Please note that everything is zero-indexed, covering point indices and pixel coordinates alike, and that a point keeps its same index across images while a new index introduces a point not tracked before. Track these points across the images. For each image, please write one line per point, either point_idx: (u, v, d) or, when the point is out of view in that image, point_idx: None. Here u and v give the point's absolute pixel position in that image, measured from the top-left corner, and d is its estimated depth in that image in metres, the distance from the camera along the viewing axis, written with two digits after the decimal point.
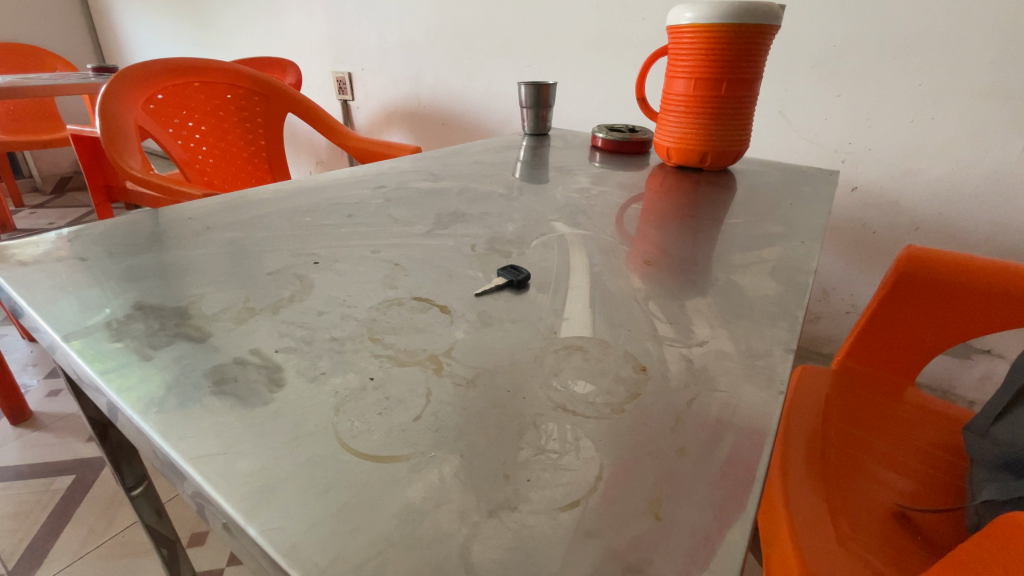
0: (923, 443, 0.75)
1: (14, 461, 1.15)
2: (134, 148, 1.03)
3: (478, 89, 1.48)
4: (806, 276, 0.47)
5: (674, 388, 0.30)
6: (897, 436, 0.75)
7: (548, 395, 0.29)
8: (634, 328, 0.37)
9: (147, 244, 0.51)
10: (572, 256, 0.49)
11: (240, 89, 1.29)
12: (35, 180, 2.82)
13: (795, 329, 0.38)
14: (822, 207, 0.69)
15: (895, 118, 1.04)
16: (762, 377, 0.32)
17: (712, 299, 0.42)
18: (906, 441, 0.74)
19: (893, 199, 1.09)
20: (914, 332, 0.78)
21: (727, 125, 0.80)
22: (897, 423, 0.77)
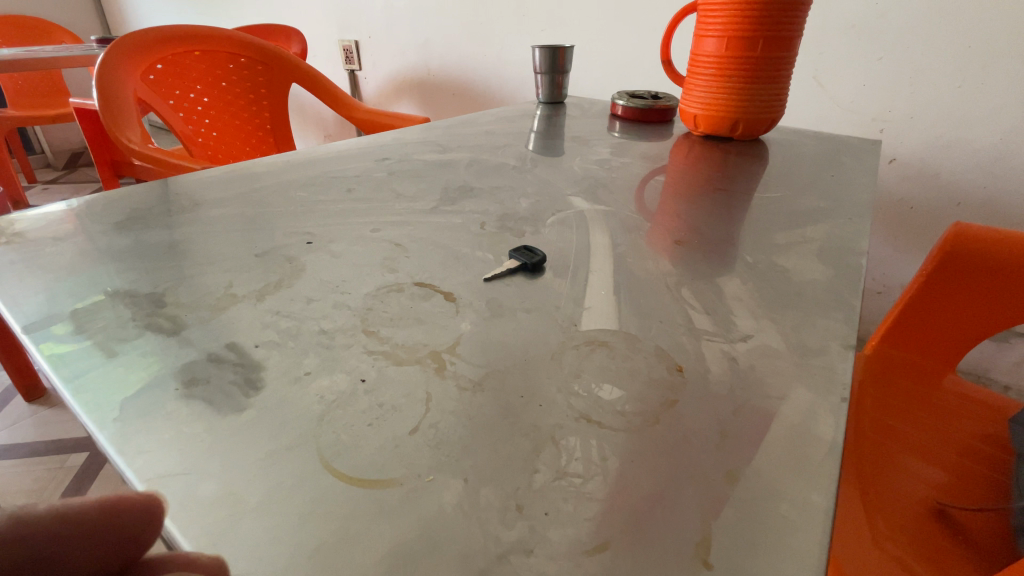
0: (960, 434, 0.69)
1: (28, 438, 1.15)
2: (133, 121, 0.99)
3: (490, 58, 1.41)
4: (857, 258, 0.42)
5: (719, 393, 0.26)
6: (934, 425, 0.70)
7: (568, 402, 0.25)
8: (666, 319, 0.32)
9: (127, 222, 0.46)
10: (592, 236, 0.44)
11: (242, 59, 1.24)
12: (47, 156, 2.80)
13: (853, 321, 0.33)
14: (867, 180, 0.63)
15: (938, 83, 0.95)
16: (820, 381, 0.27)
17: (753, 284, 0.37)
18: (942, 432, 0.69)
19: (934, 172, 1.01)
20: (959, 317, 0.72)
21: (761, 90, 0.73)
22: (933, 413, 0.72)
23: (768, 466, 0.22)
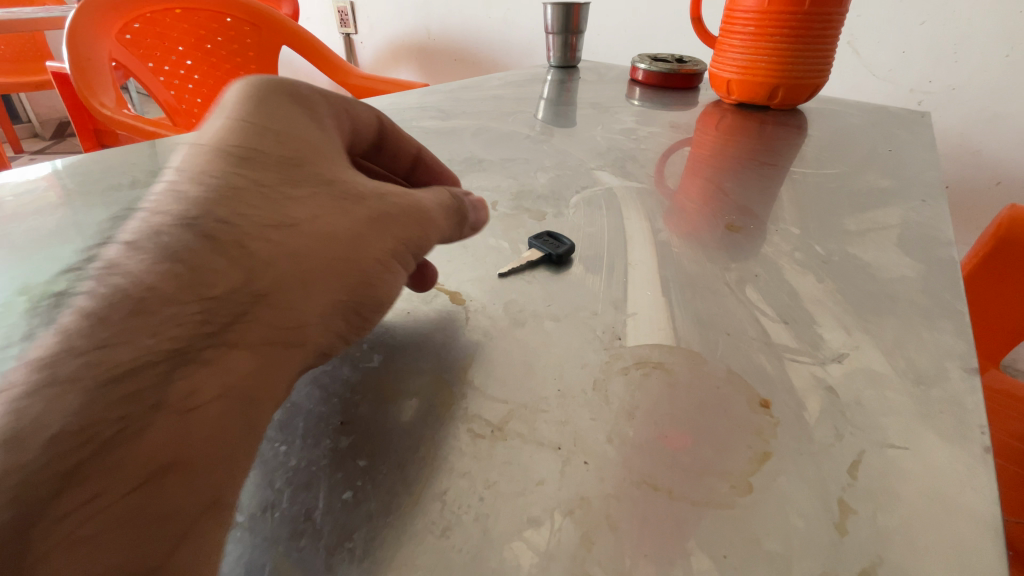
0: None
1: None
2: (109, 85, 0.87)
3: (495, 19, 1.30)
4: (947, 249, 0.34)
5: (823, 443, 0.19)
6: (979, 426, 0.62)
7: (622, 458, 0.18)
8: (733, 331, 0.25)
9: (82, 200, 0.39)
10: (627, 220, 0.36)
11: (227, 19, 1.09)
12: (34, 125, 2.67)
13: (966, 332, 0.26)
14: (930, 155, 0.55)
15: (985, 51, 0.76)
16: (949, 421, 0.21)
17: (832, 281, 0.30)
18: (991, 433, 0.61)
19: (974, 150, 0.82)
20: (986, 317, 0.61)
21: (807, 51, 0.64)
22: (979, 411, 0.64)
23: (911, 565, 0.16)
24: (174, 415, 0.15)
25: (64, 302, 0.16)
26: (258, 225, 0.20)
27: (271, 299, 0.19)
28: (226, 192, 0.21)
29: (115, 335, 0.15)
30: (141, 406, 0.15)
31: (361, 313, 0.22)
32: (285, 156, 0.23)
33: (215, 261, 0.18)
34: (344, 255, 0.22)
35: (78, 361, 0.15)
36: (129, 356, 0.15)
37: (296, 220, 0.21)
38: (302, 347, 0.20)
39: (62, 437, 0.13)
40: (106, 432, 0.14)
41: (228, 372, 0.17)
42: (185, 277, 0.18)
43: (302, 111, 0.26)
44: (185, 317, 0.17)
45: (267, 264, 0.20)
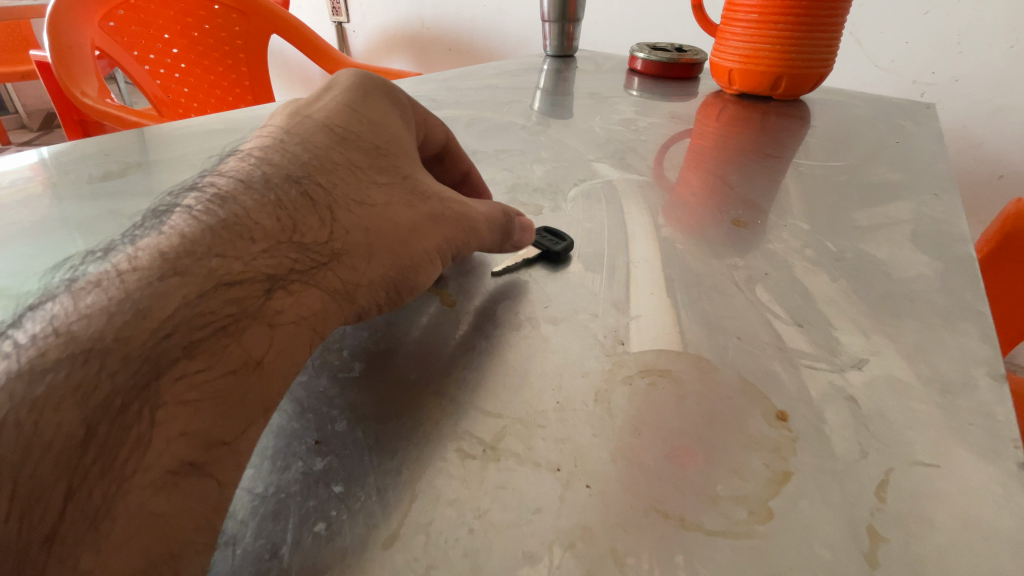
0: None
1: None
2: (91, 73, 0.84)
3: (490, 7, 1.27)
4: (963, 245, 0.33)
5: (846, 460, 0.17)
6: None
7: (627, 481, 0.16)
8: (744, 334, 0.23)
9: (59, 191, 0.37)
10: (628, 215, 0.34)
11: (215, 6, 1.05)
12: (20, 116, 2.62)
13: (991, 335, 0.24)
14: (937, 147, 0.53)
15: (988, 42, 0.74)
16: (980, 435, 0.19)
17: (846, 280, 0.28)
18: None
19: (976, 144, 0.81)
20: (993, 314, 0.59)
21: (812, 39, 0.62)
22: None
23: None
24: (263, 328, 0.19)
25: (192, 214, 0.21)
26: (340, 195, 0.24)
27: (340, 260, 0.22)
28: (325, 164, 0.25)
29: (228, 249, 0.20)
30: (246, 313, 0.19)
31: (401, 292, 0.23)
32: (375, 146, 0.27)
33: (308, 215, 0.23)
34: (401, 239, 0.24)
35: (197, 261, 0.19)
36: (238, 268, 0.20)
37: (373, 201, 0.24)
38: (354, 308, 0.22)
39: (190, 319, 0.17)
40: (218, 325, 0.18)
41: (305, 305, 0.20)
42: (282, 223, 0.22)
43: (397, 111, 0.30)
44: (276, 250, 0.21)
45: (344, 231, 0.23)
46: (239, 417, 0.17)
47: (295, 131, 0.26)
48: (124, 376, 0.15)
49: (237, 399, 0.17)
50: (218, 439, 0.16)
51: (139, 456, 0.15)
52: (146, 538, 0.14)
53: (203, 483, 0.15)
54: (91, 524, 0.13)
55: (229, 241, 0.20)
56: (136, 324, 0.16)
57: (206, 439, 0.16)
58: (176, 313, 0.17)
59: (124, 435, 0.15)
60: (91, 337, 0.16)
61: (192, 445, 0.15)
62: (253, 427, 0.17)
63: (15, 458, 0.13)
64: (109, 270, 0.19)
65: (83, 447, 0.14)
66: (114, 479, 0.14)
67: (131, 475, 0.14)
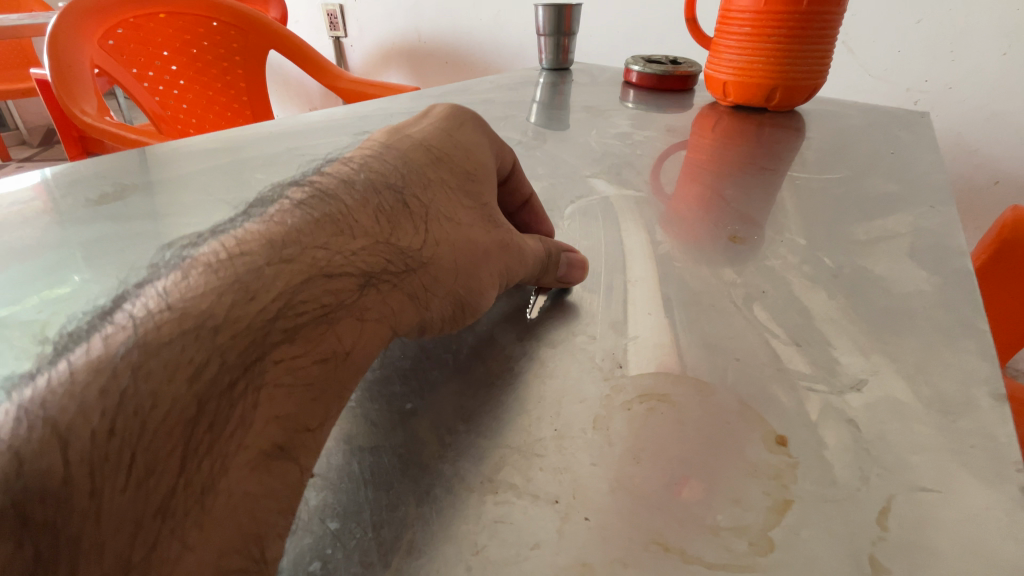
0: None
1: None
2: (90, 92, 0.85)
3: (486, 21, 1.28)
4: (961, 259, 0.33)
5: (848, 487, 0.17)
6: None
7: (629, 512, 0.16)
8: (744, 355, 0.23)
9: (50, 211, 0.37)
10: (625, 232, 0.34)
11: (214, 22, 1.06)
12: (20, 132, 2.63)
13: (991, 354, 0.24)
14: (932, 157, 0.54)
15: (981, 50, 0.75)
16: (984, 459, 0.19)
17: (844, 297, 0.28)
18: None
19: (973, 150, 0.81)
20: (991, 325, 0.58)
21: (806, 51, 0.62)
22: None
23: None
24: (354, 322, 0.20)
25: (296, 205, 0.22)
26: (427, 207, 0.25)
27: (426, 270, 0.23)
28: (419, 176, 0.26)
29: (330, 242, 0.21)
30: (340, 307, 0.20)
31: (465, 313, 0.24)
32: (466, 169, 0.27)
33: (402, 221, 0.24)
34: (476, 260, 0.24)
35: (302, 252, 0.20)
36: (336, 261, 0.21)
37: (457, 219, 0.25)
38: (427, 319, 0.23)
39: (291, 312, 0.19)
40: (315, 313, 0.19)
41: (387, 310, 0.21)
42: (379, 225, 0.23)
43: (488, 135, 0.30)
44: (368, 254, 0.22)
45: (431, 240, 0.24)
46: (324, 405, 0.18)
47: (399, 142, 0.28)
48: (233, 356, 0.17)
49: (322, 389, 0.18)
50: (307, 428, 0.17)
51: (241, 433, 0.16)
52: (238, 518, 0.15)
53: (289, 467, 0.16)
54: (197, 499, 0.14)
55: (329, 235, 0.21)
56: (244, 306, 0.18)
57: (297, 423, 0.17)
58: (280, 295, 0.19)
59: (231, 412, 0.16)
60: (201, 314, 0.17)
61: (282, 428, 0.17)
62: (331, 418, 0.18)
63: (131, 429, 0.14)
64: (218, 250, 0.20)
65: (195, 421, 0.15)
66: (217, 456, 0.15)
67: (233, 452, 0.15)
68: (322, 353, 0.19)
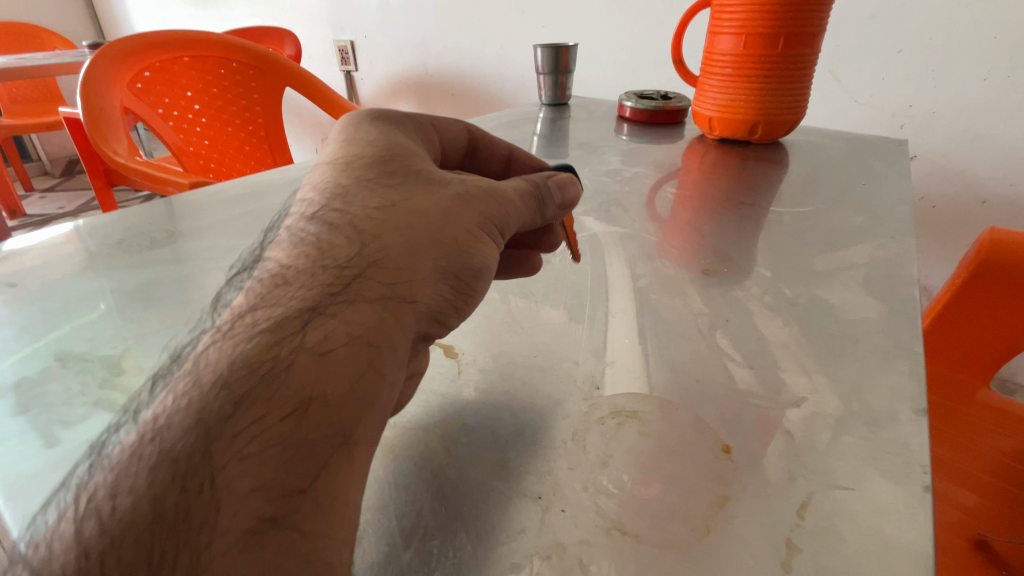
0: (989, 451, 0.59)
1: None
2: (120, 134, 0.91)
3: (490, 56, 1.35)
4: (909, 287, 0.37)
5: (778, 489, 0.21)
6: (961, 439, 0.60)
7: (597, 505, 0.20)
8: (704, 378, 0.27)
9: (103, 256, 0.42)
10: (609, 266, 0.39)
11: (233, 63, 1.14)
12: (44, 163, 2.74)
13: (920, 374, 0.28)
14: (902, 187, 0.58)
15: (961, 77, 0.79)
16: (896, 464, 0.23)
17: (798, 325, 0.32)
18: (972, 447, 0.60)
19: (960, 171, 0.84)
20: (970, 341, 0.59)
21: (783, 90, 0.67)
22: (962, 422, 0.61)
23: None
24: (313, 355, 0.22)
25: (247, 294, 0.26)
26: (365, 217, 0.28)
27: (374, 269, 0.25)
28: (347, 200, 0.29)
29: (271, 304, 0.24)
30: (288, 349, 0.22)
31: (459, 276, 0.28)
32: (385, 159, 0.31)
33: (337, 257, 0.26)
34: (439, 231, 0.28)
35: (247, 327, 0.23)
36: (278, 315, 0.24)
37: (396, 204, 0.28)
38: (414, 300, 0.26)
39: (243, 376, 0.21)
40: (262, 371, 0.21)
41: (352, 325, 0.23)
42: (312, 264, 0.26)
43: (398, 126, 0.35)
44: (309, 297, 0.24)
45: (370, 251, 0.26)
46: (306, 424, 0.20)
47: (309, 200, 0.30)
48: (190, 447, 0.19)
49: (294, 438, 0.20)
50: (298, 467, 0.19)
51: (215, 518, 0.18)
52: None
53: (285, 535, 0.18)
54: None
55: (270, 305, 0.24)
56: (200, 395, 0.21)
57: (286, 489, 0.19)
58: (231, 367, 0.22)
59: (198, 501, 0.18)
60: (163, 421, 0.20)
61: (266, 498, 0.18)
62: (326, 470, 0.20)
63: (105, 541, 0.17)
64: (189, 361, 0.24)
65: (158, 524, 0.18)
66: (191, 548, 0.17)
67: (212, 539, 0.17)
68: (279, 398, 0.21)
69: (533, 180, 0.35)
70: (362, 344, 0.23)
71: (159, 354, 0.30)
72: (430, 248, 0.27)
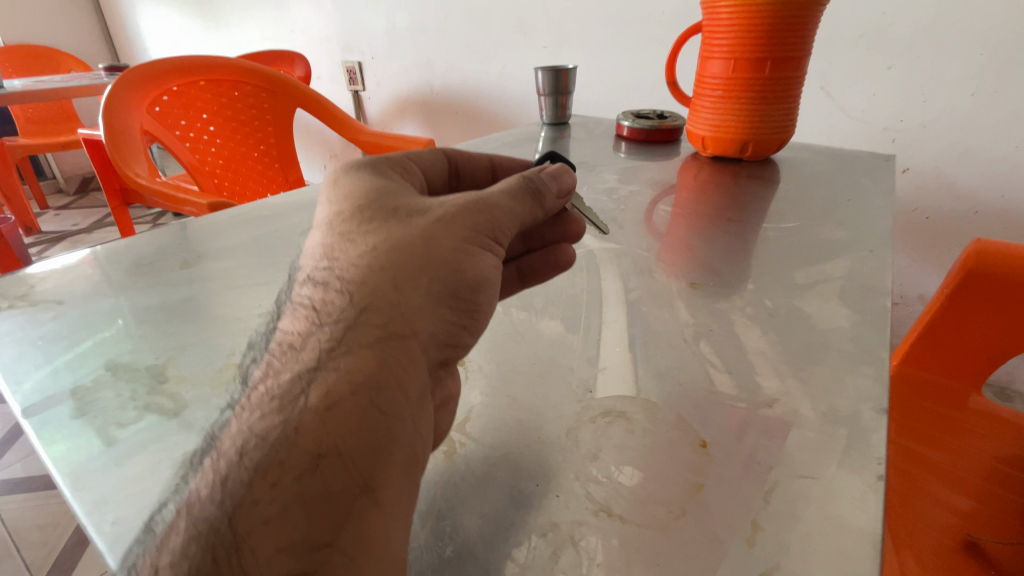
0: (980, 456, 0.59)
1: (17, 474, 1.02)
2: (139, 155, 0.96)
3: (493, 75, 1.40)
4: (882, 298, 0.40)
5: (748, 478, 0.24)
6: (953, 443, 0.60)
7: (587, 492, 0.24)
8: (687, 382, 0.30)
9: (136, 275, 0.46)
10: (604, 281, 0.42)
11: (247, 86, 1.19)
12: (58, 181, 2.80)
13: (883, 378, 0.31)
14: (885, 202, 0.61)
15: (951, 92, 0.82)
16: (855, 456, 0.25)
17: (776, 334, 0.35)
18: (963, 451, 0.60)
19: (951, 182, 0.87)
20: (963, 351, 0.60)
21: (771, 110, 0.71)
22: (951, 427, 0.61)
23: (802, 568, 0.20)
24: (317, 413, 0.24)
25: (262, 366, 0.29)
26: (353, 268, 0.29)
27: (365, 317, 0.27)
28: (336, 254, 0.31)
29: (280, 373, 0.27)
30: (295, 412, 0.24)
31: (455, 296, 0.30)
32: (368, 202, 0.32)
33: (332, 314, 0.28)
34: (428, 262, 0.29)
35: (260, 399, 0.26)
36: (286, 383, 0.26)
37: (380, 246, 0.30)
38: (413, 333, 0.28)
39: (258, 445, 0.24)
40: (273, 438, 0.24)
41: (352, 375, 0.25)
42: (313, 328, 0.28)
43: (378, 166, 0.36)
44: (310, 359, 0.27)
45: (362, 301, 0.28)
46: (319, 479, 0.22)
47: (306, 264, 0.32)
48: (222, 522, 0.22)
49: (311, 494, 0.22)
50: (321, 519, 0.22)
51: None
52: None
53: None
54: None
55: (280, 374, 0.27)
56: (226, 470, 0.24)
57: (311, 544, 0.21)
58: (248, 438, 0.24)
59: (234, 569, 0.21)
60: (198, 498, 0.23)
61: (294, 557, 0.21)
62: (351, 516, 0.22)
63: None
64: (217, 434, 0.26)
65: None
66: None
67: None
68: (292, 462, 0.23)
69: (522, 177, 0.35)
70: (363, 391, 0.25)
71: (197, 364, 0.34)
72: (420, 284, 0.29)
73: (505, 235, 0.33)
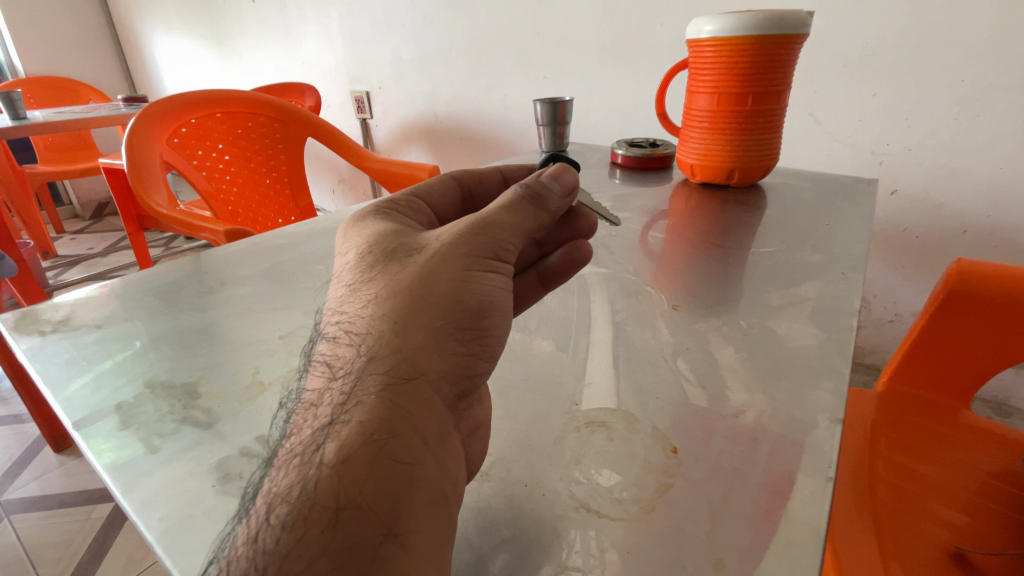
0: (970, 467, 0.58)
1: (33, 492, 1.05)
2: (159, 185, 1.01)
3: (496, 104, 1.46)
4: (849, 318, 0.43)
5: (711, 481, 0.27)
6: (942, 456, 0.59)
7: (570, 492, 0.27)
8: (663, 396, 0.34)
9: (166, 301, 0.50)
10: (593, 303, 0.46)
11: (261, 117, 1.25)
12: (75, 207, 2.89)
13: (842, 392, 0.34)
14: (862, 226, 0.65)
15: (933, 117, 0.86)
16: (809, 460, 0.29)
17: (747, 352, 0.39)
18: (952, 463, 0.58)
19: (937, 204, 0.91)
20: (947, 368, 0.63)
21: (755, 139, 0.75)
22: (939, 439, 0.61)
23: (752, 556, 0.24)
24: (333, 466, 0.26)
25: (287, 421, 0.31)
26: (365, 323, 0.32)
27: (375, 366, 0.30)
28: (349, 309, 0.33)
29: (302, 426, 0.29)
30: (315, 465, 0.26)
31: (460, 327, 0.33)
32: (378, 258, 0.35)
33: (346, 367, 0.30)
34: (432, 306, 0.32)
35: (285, 454, 0.28)
36: (307, 437, 0.28)
37: (387, 298, 0.32)
38: (421, 374, 0.30)
39: (283, 499, 0.25)
40: (296, 490, 0.26)
41: (365, 426, 0.27)
42: (329, 380, 0.30)
43: (387, 221, 0.39)
44: (327, 412, 0.29)
45: (373, 354, 0.30)
46: (342, 531, 0.24)
47: (322, 322, 0.35)
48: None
49: (335, 543, 0.24)
50: (346, 569, 0.23)
51: None
52: None
53: None
54: None
55: (301, 427, 0.29)
56: (255, 526, 0.25)
57: None
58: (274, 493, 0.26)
59: None
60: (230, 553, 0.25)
61: None
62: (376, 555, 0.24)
63: None
64: (249, 490, 0.28)
65: None
66: None
67: None
68: (315, 516, 0.24)
69: (522, 187, 0.38)
70: (376, 439, 0.27)
71: (225, 381, 0.38)
72: (425, 331, 0.31)
73: (505, 256, 0.36)
